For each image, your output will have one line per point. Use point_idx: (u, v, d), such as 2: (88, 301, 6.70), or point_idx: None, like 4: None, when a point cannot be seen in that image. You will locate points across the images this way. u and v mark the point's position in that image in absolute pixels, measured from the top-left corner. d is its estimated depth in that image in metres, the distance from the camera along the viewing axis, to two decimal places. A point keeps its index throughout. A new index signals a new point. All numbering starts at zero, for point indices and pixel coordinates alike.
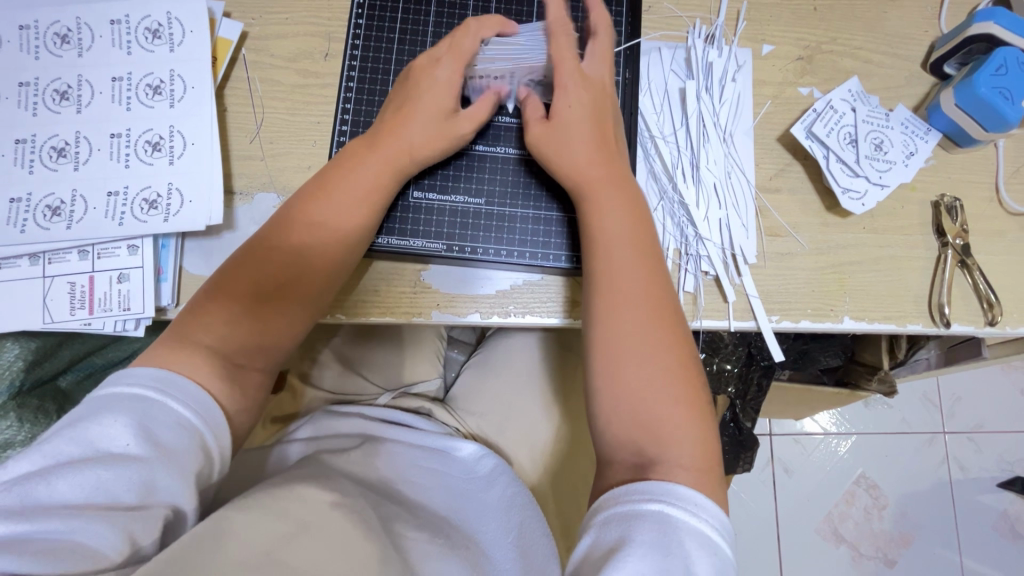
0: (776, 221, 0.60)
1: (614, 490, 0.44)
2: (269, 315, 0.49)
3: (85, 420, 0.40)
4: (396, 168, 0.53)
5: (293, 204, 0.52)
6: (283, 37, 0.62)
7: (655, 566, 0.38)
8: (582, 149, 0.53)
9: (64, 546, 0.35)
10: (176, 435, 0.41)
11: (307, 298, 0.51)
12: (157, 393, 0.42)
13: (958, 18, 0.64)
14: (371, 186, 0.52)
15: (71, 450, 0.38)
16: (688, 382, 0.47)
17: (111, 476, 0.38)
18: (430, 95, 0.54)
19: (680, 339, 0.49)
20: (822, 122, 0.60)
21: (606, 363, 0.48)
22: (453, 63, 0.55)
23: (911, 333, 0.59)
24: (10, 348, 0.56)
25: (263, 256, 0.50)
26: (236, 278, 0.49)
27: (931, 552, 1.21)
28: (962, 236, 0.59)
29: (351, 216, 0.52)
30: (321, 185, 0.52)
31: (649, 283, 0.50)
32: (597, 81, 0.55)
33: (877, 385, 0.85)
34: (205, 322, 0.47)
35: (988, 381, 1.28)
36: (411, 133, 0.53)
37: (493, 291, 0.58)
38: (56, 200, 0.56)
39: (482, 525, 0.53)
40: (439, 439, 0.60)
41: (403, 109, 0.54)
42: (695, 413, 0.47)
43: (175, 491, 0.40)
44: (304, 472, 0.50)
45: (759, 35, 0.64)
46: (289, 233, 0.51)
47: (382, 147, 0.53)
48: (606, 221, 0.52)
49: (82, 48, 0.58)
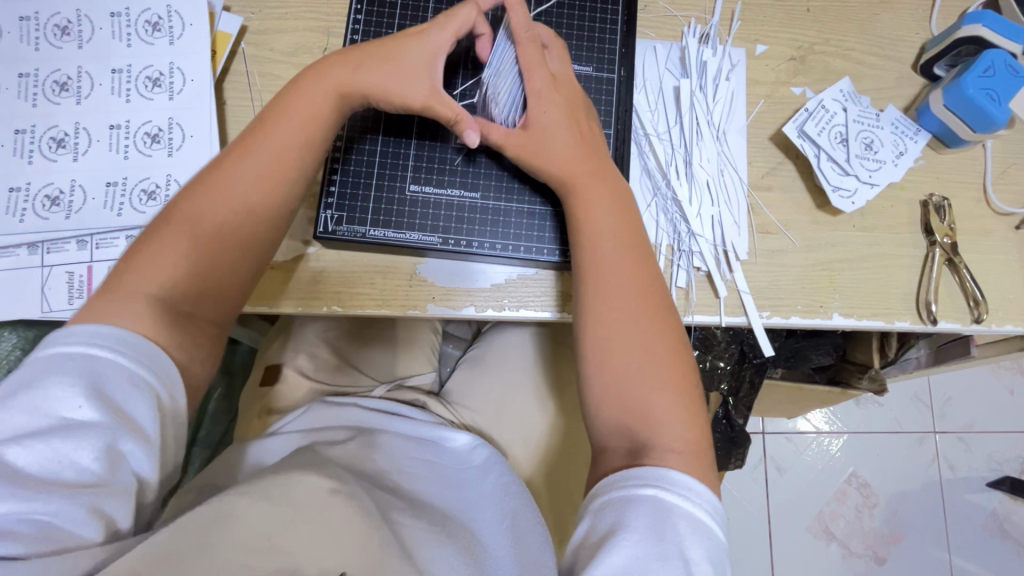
0: (768, 219, 0.61)
1: (609, 476, 0.45)
2: (215, 264, 0.48)
3: (33, 387, 0.38)
4: (338, 96, 0.52)
5: (236, 144, 0.51)
6: (282, 31, 0.62)
7: (649, 549, 0.39)
8: (565, 143, 0.53)
9: (38, 525, 0.35)
10: (132, 396, 0.40)
11: (252, 242, 0.50)
12: (107, 351, 0.40)
13: (948, 20, 0.65)
14: (313, 123, 0.51)
15: (24, 420, 0.38)
16: (655, 349, 0.48)
17: (68, 447, 0.37)
18: (397, 48, 0.53)
19: (648, 305, 0.50)
20: (814, 122, 0.61)
21: (593, 349, 0.49)
22: (445, 30, 0.53)
23: (898, 330, 0.60)
24: (9, 336, 0.60)
25: (202, 199, 0.48)
26: (173, 218, 0.48)
27: (920, 550, 1.22)
28: (950, 235, 0.60)
29: (293, 155, 0.51)
30: (261, 125, 0.51)
31: (632, 267, 0.51)
32: (568, 81, 0.56)
33: (868, 383, 0.87)
34: (142, 269, 0.46)
35: (979, 382, 1.30)
36: (363, 74, 0.52)
37: (488, 284, 0.59)
38: (55, 190, 0.57)
39: (477, 513, 0.53)
40: (431, 430, 0.61)
41: (358, 51, 0.53)
42: (663, 378, 0.47)
43: (139, 456, 0.39)
44: (300, 460, 0.50)
45: (753, 35, 0.65)
46: (226, 169, 0.49)
47: (323, 76, 0.52)
48: (590, 212, 0.52)
49: (82, 40, 0.59)
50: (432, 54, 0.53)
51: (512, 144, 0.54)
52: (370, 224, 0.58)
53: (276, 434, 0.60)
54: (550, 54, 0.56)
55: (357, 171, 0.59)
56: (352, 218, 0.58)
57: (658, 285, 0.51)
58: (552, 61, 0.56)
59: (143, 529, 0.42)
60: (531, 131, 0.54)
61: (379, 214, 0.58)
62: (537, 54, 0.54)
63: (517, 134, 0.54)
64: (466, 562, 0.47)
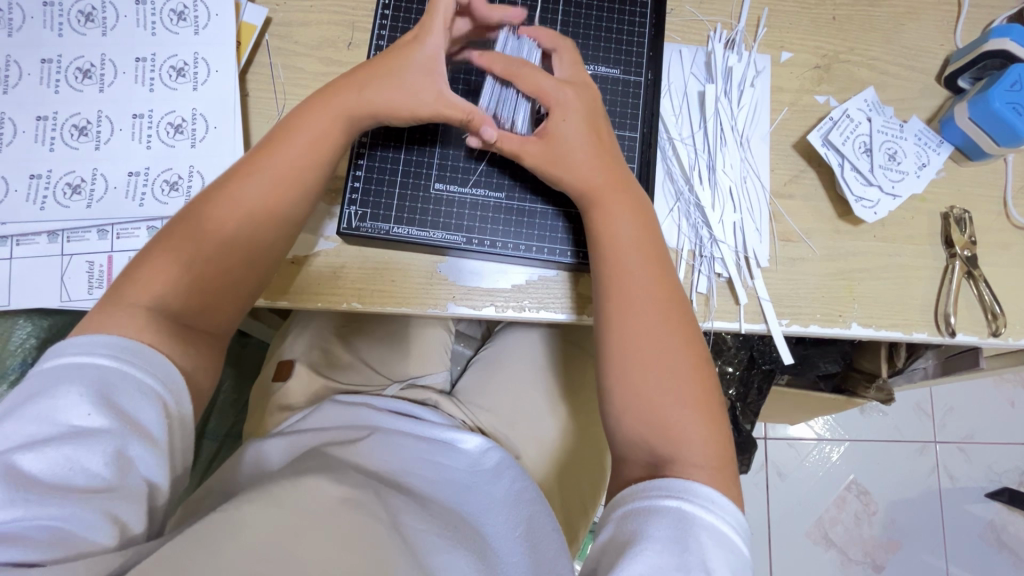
0: (790, 227, 0.61)
1: (632, 486, 0.45)
2: (217, 278, 0.47)
3: (39, 396, 0.38)
4: (350, 119, 0.51)
5: (242, 160, 0.50)
6: (306, 24, 0.62)
7: (671, 559, 0.39)
8: (584, 154, 0.53)
9: (50, 531, 0.34)
10: (139, 403, 0.40)
11: (254, 259, 0.49)
12: (110, 360, 0.40)
13: (972, 34, 0.65)
14: (319, 142, 0.51)
15: (32, 429, 0.37)
16: (665, 375, 0.48)
17: (79, 454, 0.36)
18: (406, 66, 0.52)
19: (660, 329, 0.49)
20: (838, 131, 0.61)
21: (611, 366, 0.49)
22: (438, 31, 0.52)
23: (915, 341, 0.60)
24: (23, 325, 0.60)
25: (206, 212, 0.48)
26: (176, 233, 0.47)
27: (918, 559, 1.23)
28: (969, 248, 0.60)
29: (296, 172, 0.50)
30: (267, 142, 0.50)
31: (653, 283, 0.50)
32: (582, 83, 0.55)
33: (874, 393, 0.87)
34: (143, 278, 0.45)
35: (980, 393, 1.30)
36: (371, 94, 0.51)
37: (508, 286, 0.59)
38: (76, 177, 0.57)
39: (490, 518, 0.50)
40: (445, 432, 0.58)
41: (368, 69, 0.52)
42: (673, 404, 0.47)
43: (149, 462, 0.39)
44: (316, 465, 0.47)
45: (779, 43, 0.65)
46: (233, 184, 0.49)
47: (336, 96, 0.51)
48: (612, 227, 0.52)
49: (106, 27, 0.59)
50: (433, 64, 0.52)
51: (532, 156, 0.53)
52: (394, 222, 0.58)
53: (280, 434, 0.57)
54: (558, 61, 0.56)
55: (383, 167, 0.58)
56: (377, 215, 0.58)
57: (677, 307, 0.50)
58: (559, 66, 0.55)
59: (154, 536, 0.41)
60: (549, 140, 0.53)
61: (403, 212, 0.58)
62: (536, 68, 0.53)
63: (535, 144, 0.53)
64: (478, 568, 0.44)
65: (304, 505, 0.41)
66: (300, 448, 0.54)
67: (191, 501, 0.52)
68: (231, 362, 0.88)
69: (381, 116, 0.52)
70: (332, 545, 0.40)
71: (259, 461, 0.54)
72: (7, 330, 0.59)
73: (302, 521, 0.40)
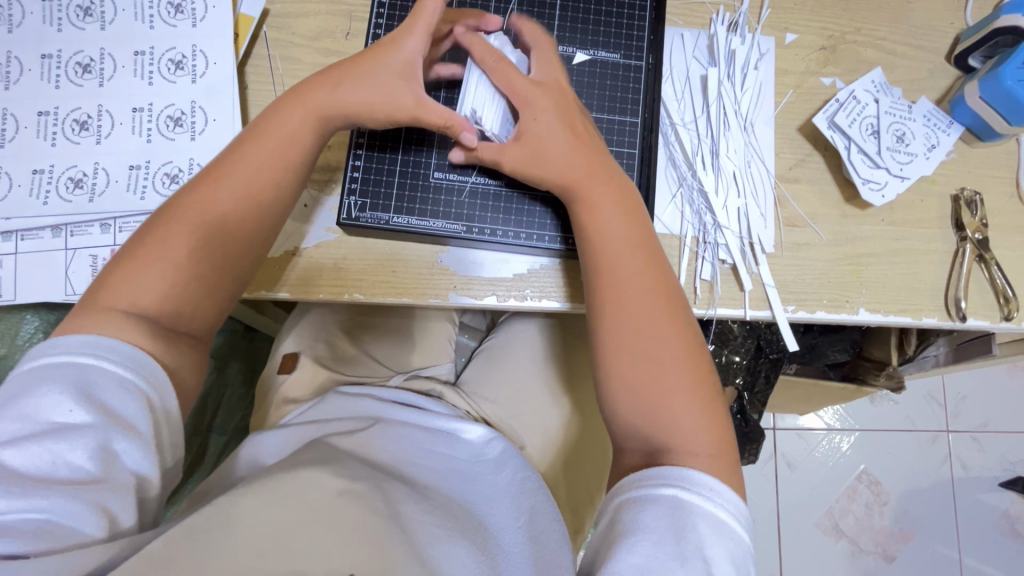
0: (795, 212, 0.60)
1: (630, 475, 0.44)
2: (197, 280, 0.47)
3: (22, 396, 0.38)
4: (321, 121, 0.51)
5: (212, 163, 0.50)
6: (304, 15, 0.61)
7: (668, 550, 0.39)
8: (571, 149, 0.52)
9: (38, 521, 0.35)
10: (121, 397, 0.40)
11: (231, 262, 0.49)
12: (92, 358, 0.40)
13: (984, 10, 0.63)
14: (291, 143, 0.51)
15: (17, 428, 0.37)
16: (652, 373, 0.47)
17: (62, 448, 0.37)
18: (378, 64, 0.51)
19: (646, 324, 0.48)
20: (845, 113, 0.60)
21: (608, 363, 0.49)
22: (418, 34, 0.51)
23: (925, 327, 0.59)
24: (31, 319, 0.63)
25: (181, 214, 0.48)
26: (153, 236, 0.47)
27: (931, 549, 1.22)
28: (981, 230, 0.58)
29: (272, 174, 0.50)
30: (240, 145, 0.50)
31: (641, 278, 0.50)
32: (552, 84, 0.54)
33: (884, 380, 0.85)
34: (123, 283, 0.45)
35: (994, 381, 1.28)
36: (342, 93, 0.51)
37: (509, 275, 0.59)
38: (78, 172, 0.57)
39: (491, 507, 0.50)
40: (450, 422, 0.58)
41: (338, 70, 0.52)
42: (668, 399, 0.46)
43: (137, 456, 0.39)
44: (313, 456, 0.47)
45: (783, 24, 0.63)
46: (209, 188, 0.49)
47: (306, 98, 0.51)
48: (601, 222, 0.51)
49: (105, 21, 0.59)
50: (406, 68, 0.51)
51: (510, 162, 0.52)
52: (393, 212, 0.58)
53: (279, 428, 0.57)
54: (536, 58, 0.55)
55: (382, 157, 0.58)
56: (376, 205, 0.58)
57: (665, 301, 0.49)
58: (536, 65, 0.55)
59: (148, 528, 0.41)
60: (526, 142, 0.52)
61: (403, 201, 0.58)
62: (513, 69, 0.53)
63: (512, 147, 0.52)
64: (478, 559, 0.43)
65: (297, 498, 0.41)
66: (298, 441, 0.54)
67: (193, 495, 0.52)
68: (241, 357, 0.90)
69: (351, 116, 0.51)
70: (325, 536, 0.40)
71: (259, 455, 0.54)
72: (16, 323, 0.63)
73: (295, 514, 0.40)
